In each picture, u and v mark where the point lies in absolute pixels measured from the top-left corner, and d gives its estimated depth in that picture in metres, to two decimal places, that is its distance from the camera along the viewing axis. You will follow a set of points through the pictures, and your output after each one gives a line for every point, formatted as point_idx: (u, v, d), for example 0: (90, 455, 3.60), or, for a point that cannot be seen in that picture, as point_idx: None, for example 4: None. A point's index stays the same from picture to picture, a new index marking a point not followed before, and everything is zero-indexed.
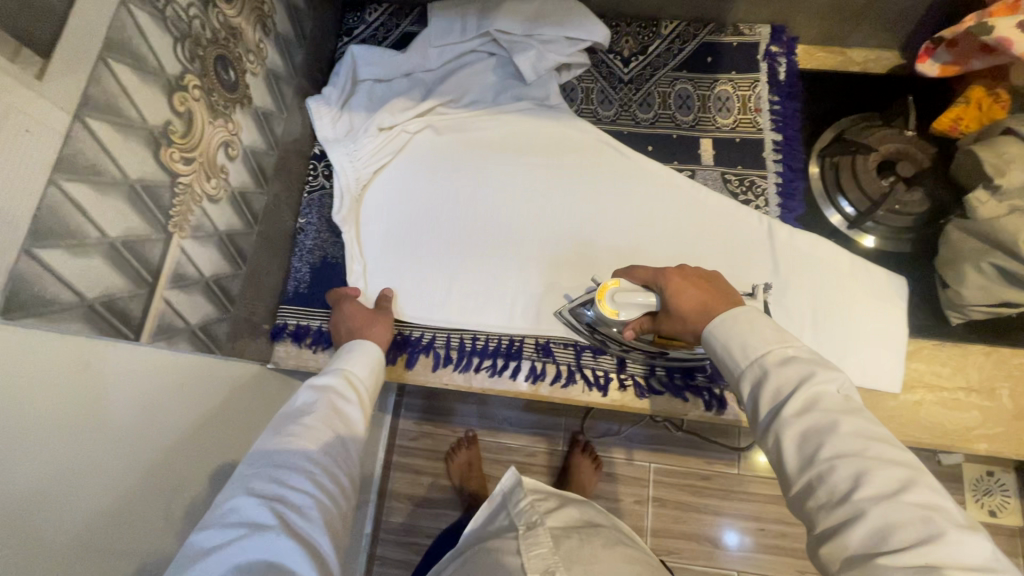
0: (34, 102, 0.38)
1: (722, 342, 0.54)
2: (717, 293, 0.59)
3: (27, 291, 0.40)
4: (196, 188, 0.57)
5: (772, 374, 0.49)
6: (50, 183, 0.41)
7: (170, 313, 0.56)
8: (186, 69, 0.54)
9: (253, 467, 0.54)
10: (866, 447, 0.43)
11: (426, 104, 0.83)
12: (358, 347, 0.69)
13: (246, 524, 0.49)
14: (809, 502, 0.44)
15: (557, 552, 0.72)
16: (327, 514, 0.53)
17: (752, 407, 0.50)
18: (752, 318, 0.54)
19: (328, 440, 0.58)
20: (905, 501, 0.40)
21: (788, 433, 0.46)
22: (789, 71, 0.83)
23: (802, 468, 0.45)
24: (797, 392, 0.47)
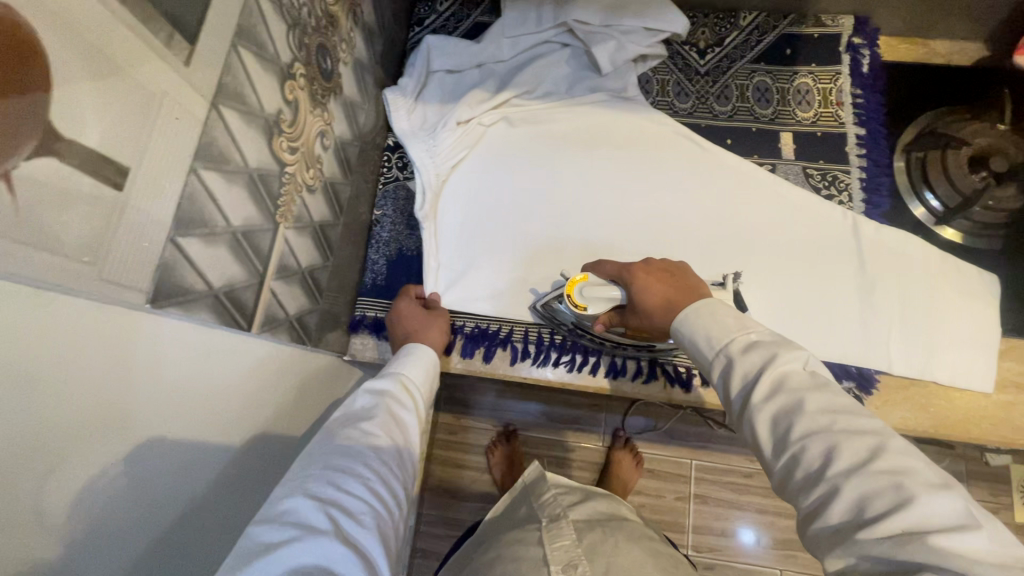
0: (182, 88, 0.38)
1: (686, 334, 0.52)
2: (682, 287, 0.58)
3: (169, 280, 0.39)
4: (299, 178, 0.57)
5: (736, 362, 0.46)
6: (190, 171, 0.40)
7: (275, 303, 0.55)
8: (295, 57, 0.54)
9: (312, 467, 0.50)
10: (833, 420, 0.40)
11: (502, 96, 0.81)
12: (416, 351, 0.67)
13: (303, 526, 0.44)
14: (789, 484, 0.41)
15: (581, 546, 0.71)
16: (381, 528, 0.49)
17: (722, 393, 0.48)
18: (715, 307, 0.52)
19: (386, 448, 0.55)
20: (875, 470, 0.37)
21: (759, 416, 0.43)
22: (872, 63, 0.81)
23: (777, 450, 0.42)
24: (766, 370, 0.44)
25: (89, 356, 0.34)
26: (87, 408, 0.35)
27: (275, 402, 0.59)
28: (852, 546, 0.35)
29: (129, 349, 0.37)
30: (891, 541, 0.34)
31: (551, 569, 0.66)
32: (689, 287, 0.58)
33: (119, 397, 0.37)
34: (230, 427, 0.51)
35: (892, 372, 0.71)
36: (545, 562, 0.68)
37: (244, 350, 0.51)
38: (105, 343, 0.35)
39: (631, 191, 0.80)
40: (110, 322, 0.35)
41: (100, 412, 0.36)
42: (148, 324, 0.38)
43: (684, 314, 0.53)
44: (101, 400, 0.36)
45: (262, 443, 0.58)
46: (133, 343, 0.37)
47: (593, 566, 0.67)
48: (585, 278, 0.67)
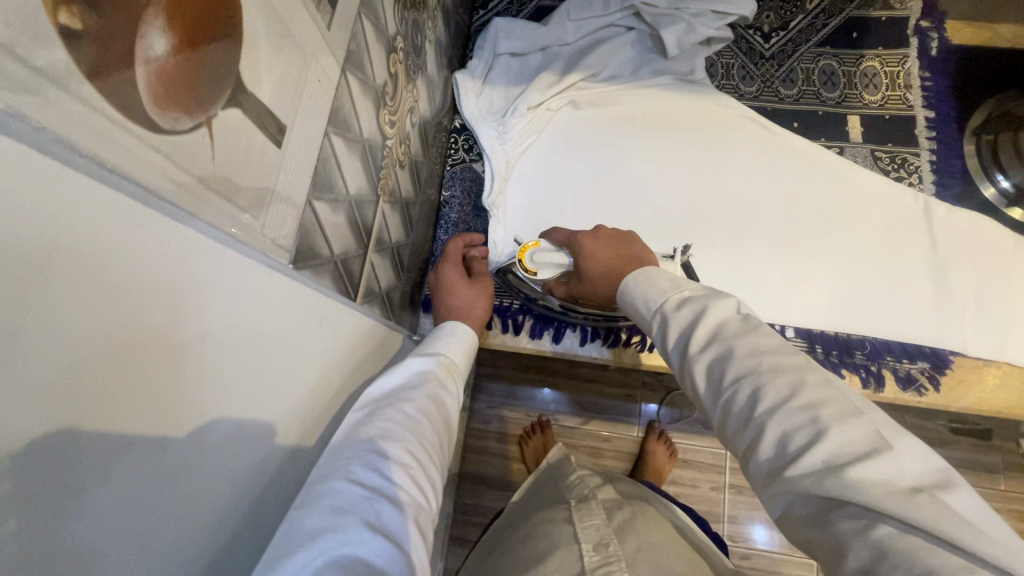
0: (324, 51, 0.38)
1: (628, 296, 0.55)
2: (625, 255, 0.62)
3: (306, 243, 0.40)
4: (394, 152, 0.57)
5: (670, 318, 0.49)
6: (325, 136, 0.41)
7: (373, 275, 0.55)
8: (397, 31, 0.54)
9: (351, 449, 0.45)
10: (759, 361, 0.41)
11: (570, 78, 0.82)
12: (455, 330, 0.65)
13: (347, 512, 0.39)
14: (729, 431, 0.42)
15: (611, 526, 0.70)
16: (421, 520, 0.45)
17: (663, 349, 0.50)
18: (652, 273, 0.55)
19: (425, 434, 0.51)
20: (793, 406, 0.38)
21: (695, 369, 0.45)
22: (940, 47, 0.81)
23: (713, 399, 0.43)
24: (700, 324, 0.46)
25: (237, 320, 0.33)
26: (237, 372, 0.34)
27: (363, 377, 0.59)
28: (779, 482, 0.36)
29: (265, 314, 0.37)
30: (812, 474, 0.34)
31: (581, 547, 0.66)
32: (631, 255, 0.62)
33: (256, 362, 0.36)
34: (328, 398, 0.51)
35: (966, 352, 0.71)
36: (575, 541, 0.67)
37: (343, 320, 0.51)
38: (250, 306, 0.34)
39: (698, 174, 0.80)
40: (255, 282, 0.34)
41: (245, 377, 0.35)
42: (266, 278, 0.36)
43: (628, 279, 0.56)
44: (246, 365, 0.35)
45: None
46: (268, 307, 0.37)
47: (623, 546, 0.65)
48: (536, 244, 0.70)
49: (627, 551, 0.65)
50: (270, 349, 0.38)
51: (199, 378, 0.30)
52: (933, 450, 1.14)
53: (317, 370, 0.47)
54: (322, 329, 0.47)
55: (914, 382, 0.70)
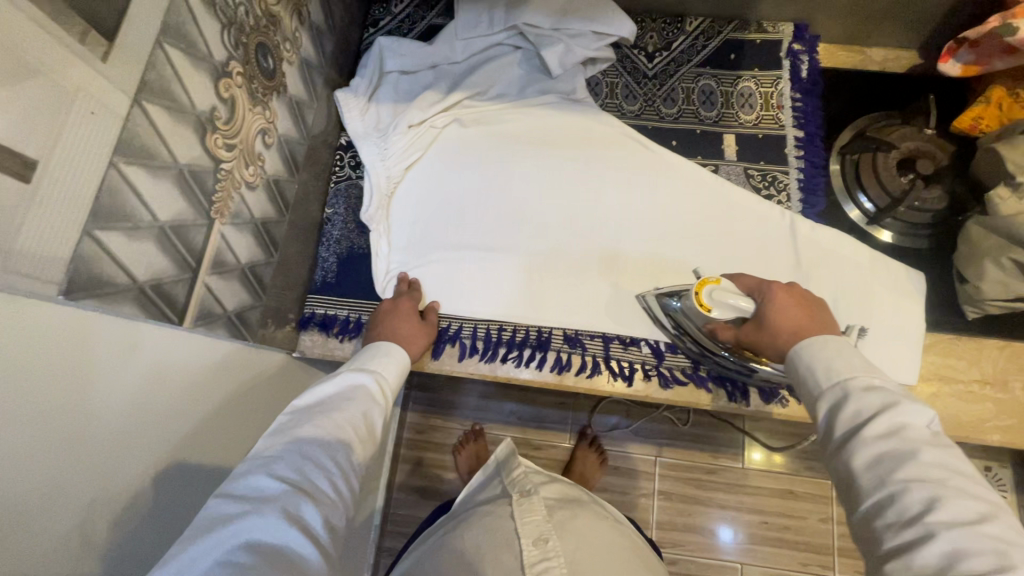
0: (99, 84, 0.39)
1: (806, 362, 0.50)
2: (818, 324, 0.55)
3: (85, 272, 0.40)
4: (236, 174, 0.57)
5: (851, 398, 0.45)
6: (108, 165, 0.41)
7: (210, 298, 0.56)
8: (231, 56, 0.54)
9: (280, 452, 0.51)
10: (946, 477, 0.40)
11: (453, 97, 0.83)
12: (388, 353, 0.67)
13: (266, 502, 0.46)
14: (874, 523, 0.40)
15: (551, 522, 0.70)
16: (339, 516, 0.50)
17: (825, 429, 0.46)
18: (841, 346, 0.50)
19: (355, 444, 0.55)
20: (984, 533, 0.37)
21: (861, 452, 0.42)
22: (811, 69, 0.84)
23: (872, 489, 0.41)
24: (885, 412, 0.43)
25: (55, 363, 0.37)
26: (55, 415, 0.37)
27: (234, 408, 0.60)
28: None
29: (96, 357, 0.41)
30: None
31: (521, 541, 0.65)
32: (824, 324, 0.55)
33: (84, 406, 0.39)
34: (184, 431, 0.51)
35: None
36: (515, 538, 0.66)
37: (193, 351, 0.52)
38: (66, 353, 0.38)
39: (582, 191, 0.82)
40: (68, 326, 0.38)
41: (67, 419, 0.38)
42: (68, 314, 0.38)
43: (806, 347, 0.52)
44: (70, 407, 0.38)
45: (219, 448, 0.57)
46: (93, 350, 0.40)
47: (563, 542, 0.65)
48: (716, 281, 0.62)
49: (566, 548, 0.65)
50: (105, 390, 0.41)
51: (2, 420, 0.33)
52: None
53: (173, 408, 0.49)
54: (172, 355, 0.49)
55: (777, 395, 0.74)
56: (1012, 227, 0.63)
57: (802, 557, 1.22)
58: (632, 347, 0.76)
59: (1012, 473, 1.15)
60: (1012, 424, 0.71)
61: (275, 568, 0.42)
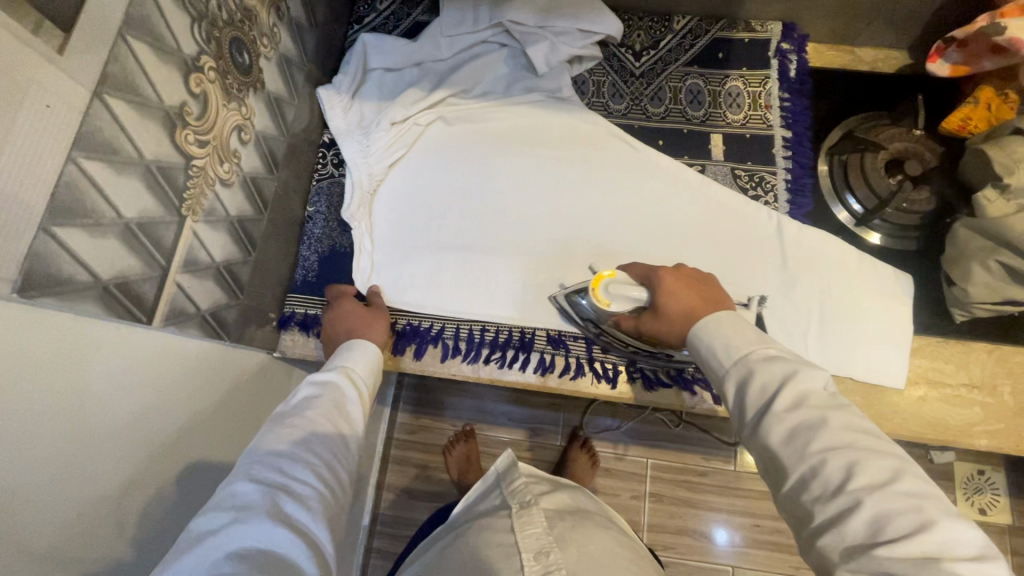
0: (56, 78, 0.38)
1: (705, 344, 0.52)
2: (709, 303, 0.57)
3: (44, 271, 0.39)
4: (209, 171, 0.57)
5: (751, 373, 0.47)
6: (67, 161, 0.40)
7: (182, 297, 0.55)
8: (202, 50, 0.53)
9: (255, 456, 0.50)
10: (854, 438, 0.41)
11: (437, 95, 0.82)
12: (358, 348, 0.66)
13: (246, 510, 0.45)
14: (802, 497, 0.41)
15: (552, 534, 0.69)
16: (327, 509, 0.50)
17: (739, 409, 0.48)
18: (734, 322, 0.52)
19: (333, 436, 0.55)
20: (899, 491, 0.38)
21: (777, 429, 0.43)
22: (799, 68, 0.83)
23: (793, 464, 0.42)
24: (788, 385, 0.45)
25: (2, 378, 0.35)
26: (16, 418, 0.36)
27: (208, 406, 0.59)
28: (869, 559, 0.36)
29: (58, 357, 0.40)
30: (914, 562, 0.35)
31: (521, 557, 0.64)
32: (715, 301, 0.58)
33: (36, 417, 0.38)
34: (155, 433, 0.50)
35: None
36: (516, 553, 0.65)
37: (163, 351, 0.52)
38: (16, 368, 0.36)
39: (567, 191, 0.81)
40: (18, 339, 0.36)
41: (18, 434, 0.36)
42: (28, 315, 0.38)
43: (700, 326, 0.54)
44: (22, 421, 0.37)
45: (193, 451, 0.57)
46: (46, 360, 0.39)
47: (565, 553, 0.64)
48: (612, 273, 0.64)
49: (567, 559, 0.64)
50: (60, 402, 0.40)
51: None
52: None
53: (140, 411, 0.48)
54: (142, 355, 0.48)
55: None
56: (999, 229, 0.62)
57: (793, 560, 1.21)
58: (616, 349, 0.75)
59: (1004, 477, 1.14)
60: (1001, 429, 0.70)
61: (269, 568, 0.42)
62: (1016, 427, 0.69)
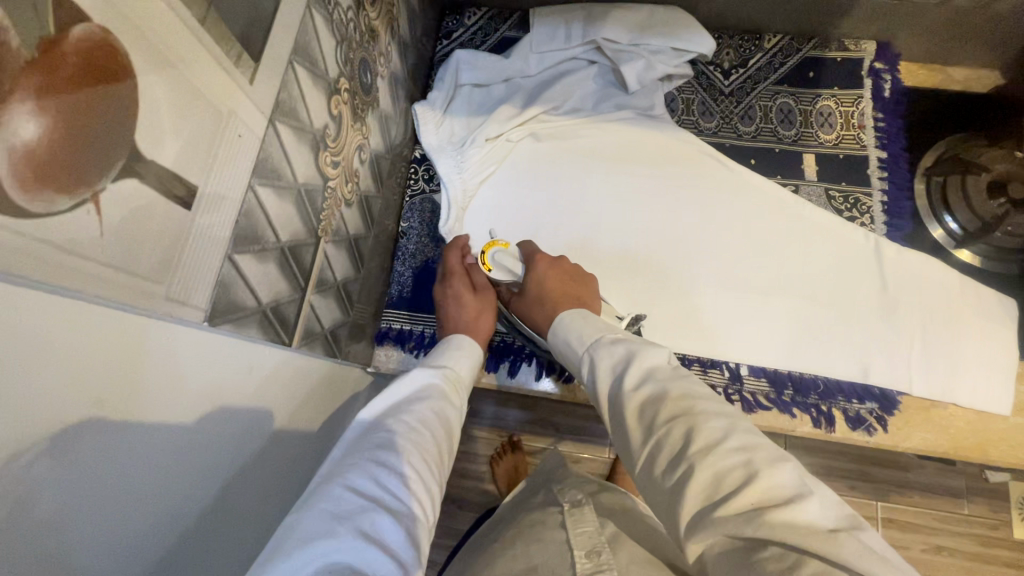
0: (247, 107, 0.38)
1: (562, 335, 0.59)
2: (566, 294, 0.65)
3: (224, 298, 0.39)
4: (339, 193, 0.57)
5: (593, 357, 0.53)
6: (247, 188, 0.40)
7: (313, 318, 0.55)
8: (341, 73, 0.53)
9: (355, 457, 0.47)
10: (690, 406, 0.43)
11: (529, 111, 0.82)
12: (456, 342, 0.67)
13: (344, 519, 0.40)
14: (653, 470, 0.42)
15: (604, 533, 0.62)
16: (418, 533, 0.45)
17: (592, 389, 0.53)
18: (584, 317, 0.59)
19: (428, 448, 0.52)
20: (729, 448, 0.39)
21: (629, 404, 0.47)
22: (893, 89, 0.83)
23: (643, 438, 0.44)
24: (632, 367, 0.49)
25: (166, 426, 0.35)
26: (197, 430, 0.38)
27: (313, 427, 0.58)
28: (709, 523, 0.36)
29: (228, 375, 0.41)
30: (744, 517, 0.35)
31: (572, 553, 0.58)
32: (571, 297, 0.65)
33: (209, 431, 0.39)
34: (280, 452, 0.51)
35: (914, 393, 0.72)
36: (567, 547, 0.60)
37: (294, 369, 0.52)
38: (181, 416, 0.36)
39: (657, 209, 0.80)
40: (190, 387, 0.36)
41: (181, 477, 0.36)
42: (212, 340, 0.38)
43: (563, 318, 0.60)
44: (184, 466, 0.36)
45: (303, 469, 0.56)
46: (205, 403, 0.38)
47: (617, 553, 0.58)
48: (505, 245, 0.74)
49: (620, 561, 0.57)
50: (210, 441, 0.39)
51: (124, 500, 0.32)
52: (900, 477, 1.11)
53: (265, 439, 0.48)
54: (280, 374, 0.49)
55: (864, 423, 0.72)
56: None
57: None
58: (713, 370, 0.74)
59: None
60: None
61: None
62: None
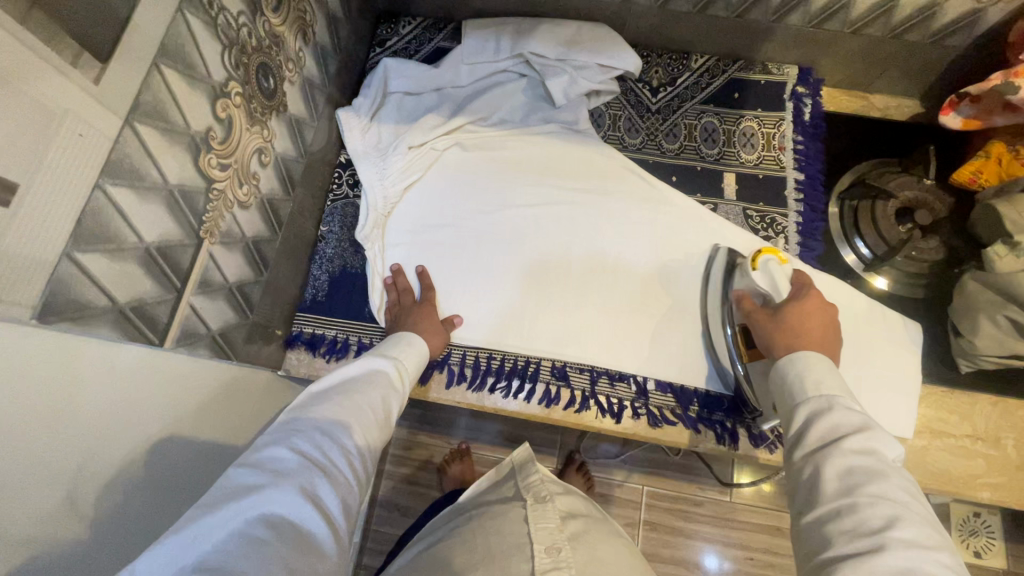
0: (90, 107, 0.38)
1: (796, 370, 0.52)
2: (820, 342, 0.57)
3: (62, 296, 0.39)
4: (229, 195, 0.57)
5: (836, 410, 0.47)
6: (95, 188, 0.40)
7: (194, 318, 0.54)
8: (231, 76, 0.54)
9: (303, 422, 0.49)
10: (908, 501, 0.41)
11: (456, 121, 0.83)
12: (405, 339, 0.67)
13: (284, 477, 0.43)
14: (829, 525, 0.42)
15: (564, 532, 0.59)
16: (354, 496, 0.48)
17: (801, 434, 0.48)
18: (821, 372, 0.51)
19: (375, 423, 0.54)
20: (937, 559, 0.38)
21: (837, 463, 0.44)
22: (813, 113, 0.85)
23: (834, 495, 0.43)
24: (859, 433, 0.45)
25: None
26: (41, 424, 0.37)
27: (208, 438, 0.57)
28: None
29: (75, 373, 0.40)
30: None
31: (532, 548, 0.55)
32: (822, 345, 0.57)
33: (58, 427, 0.38)
34: (161, 444, 0.50)
35: None
36: (527, 542, 0.56)
37: (171, 373, 0.51)
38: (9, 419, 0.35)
39: (646, 236, 0.80)
40: (16, 389, 0.35)
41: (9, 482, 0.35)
42: (45, 340, 0.37)
43: (799, 357, 0.53)
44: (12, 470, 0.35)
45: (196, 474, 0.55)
46: (42, 407, 0.37)
47: (575, 552, 0.55)
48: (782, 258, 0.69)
49: (577, 560, 0.55)
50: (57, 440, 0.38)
51: None
52: None
53: (137, 450, 0.47)
54: (152, 370, 0.48)
55: (766, 440, 0.72)
56: (1010, 285, 0.63)
57: None
58: (620, 383, 0.75)
59: (1001, 520, 1.09)
60: (1004, 482, 0.70)
61: (292, 546, 0.40)
62: (1018, 481, 0.70)
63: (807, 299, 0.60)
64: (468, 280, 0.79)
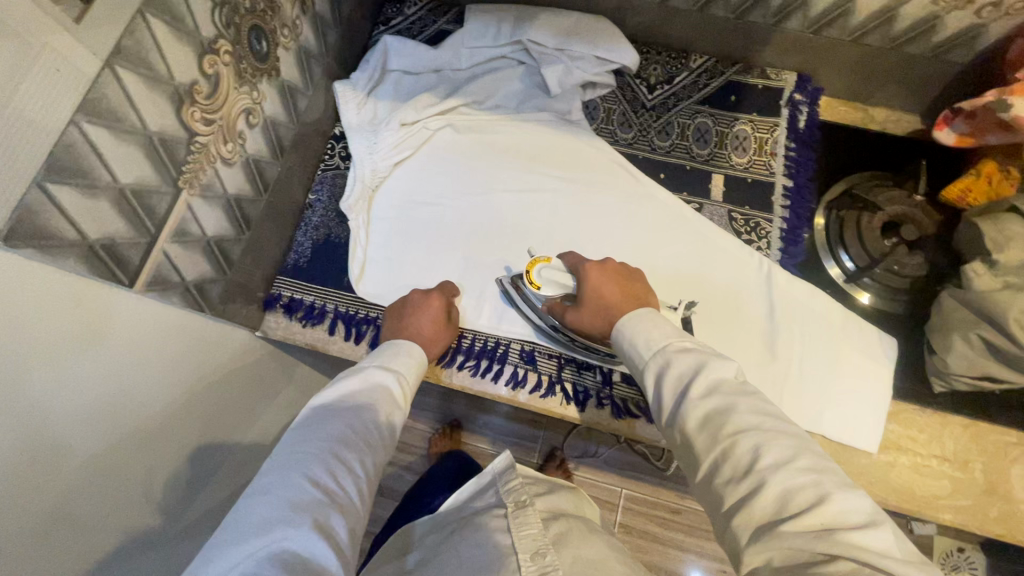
0: (70, 44, 0.40)
1: (627, 337, 0.53)
2: (631, 295, 0.62)
3: (31, 222, 0.40)
4: (212, 149, 0.59)
5: (672, 362, 0.48)
6: (69, 123, 0.42)
7: (168, 265, 0.56)
8: (221, 34, 0.56)
9: (312, 447, 0.49)
10: (762, 421, 0.42)
11: (449, 103, 0.84)
12: (404, 348, 0.64)
13: (298, 510, 0.44)
14: (716, 481, 0.42)
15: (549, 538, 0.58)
16: (359, 523, 0.48)
17: (660, 399, 0.49)
18: (648, 320, 0.54)
19: (378, 445, 0.54)
20: (800, 467, 0.39)
21: (694, 414, 0.45)
22: (809, 121, 0.84)
23: (706, 449, 0.43)
24: (699, 375, 0.46)
25: None
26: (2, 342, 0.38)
27: (173, 397, 0.58)
28: (772, 534, 0.37)
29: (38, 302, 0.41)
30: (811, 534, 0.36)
31: (516, 558, 0.54)
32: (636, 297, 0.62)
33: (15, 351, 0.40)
34: (124, 384, 0.51)
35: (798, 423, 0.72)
36: (510, 551, 0.55)
37: (143, 317, 0.53)
38: None
39: (628, 230, 0.81)
40: None
41: None
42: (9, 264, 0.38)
43: (625, 318, 0.55)
44: None
45: (154, 417, 0.56)
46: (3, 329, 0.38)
47: (561, 556, 0.55)
48: (546, 260, 0.71)
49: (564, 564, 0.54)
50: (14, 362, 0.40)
51: None
52: None
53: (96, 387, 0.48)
54: (123, 311, 0.50)
55: None
56: (986, 303, 0.62)
57: None
58: (586, 371, 0.75)
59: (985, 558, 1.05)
60: (967, 505, 0.68)
61: None
62: (982, 506, 0.67)
63: (588, 270, 0.65)
64: (474, 262, 0.79)
